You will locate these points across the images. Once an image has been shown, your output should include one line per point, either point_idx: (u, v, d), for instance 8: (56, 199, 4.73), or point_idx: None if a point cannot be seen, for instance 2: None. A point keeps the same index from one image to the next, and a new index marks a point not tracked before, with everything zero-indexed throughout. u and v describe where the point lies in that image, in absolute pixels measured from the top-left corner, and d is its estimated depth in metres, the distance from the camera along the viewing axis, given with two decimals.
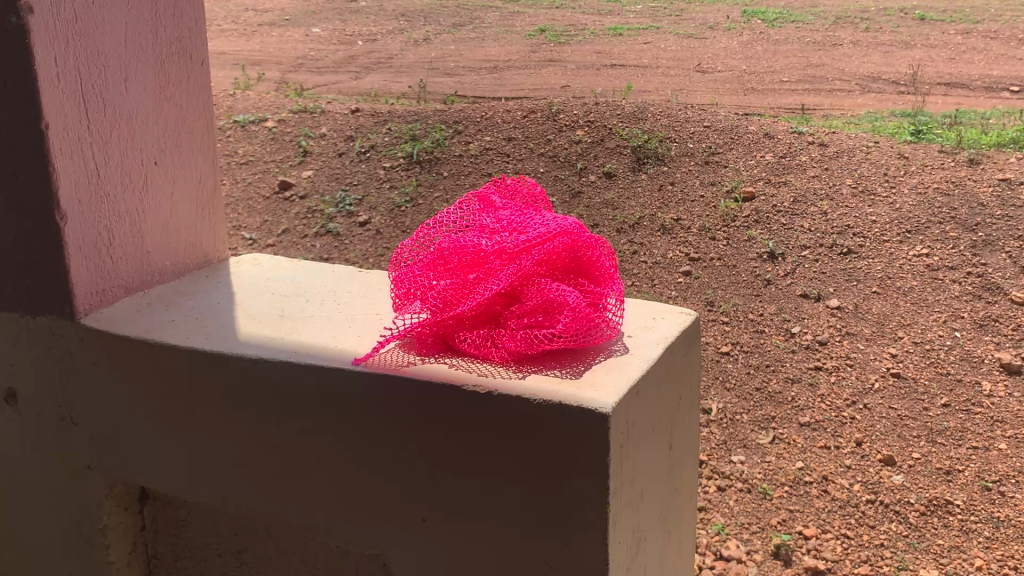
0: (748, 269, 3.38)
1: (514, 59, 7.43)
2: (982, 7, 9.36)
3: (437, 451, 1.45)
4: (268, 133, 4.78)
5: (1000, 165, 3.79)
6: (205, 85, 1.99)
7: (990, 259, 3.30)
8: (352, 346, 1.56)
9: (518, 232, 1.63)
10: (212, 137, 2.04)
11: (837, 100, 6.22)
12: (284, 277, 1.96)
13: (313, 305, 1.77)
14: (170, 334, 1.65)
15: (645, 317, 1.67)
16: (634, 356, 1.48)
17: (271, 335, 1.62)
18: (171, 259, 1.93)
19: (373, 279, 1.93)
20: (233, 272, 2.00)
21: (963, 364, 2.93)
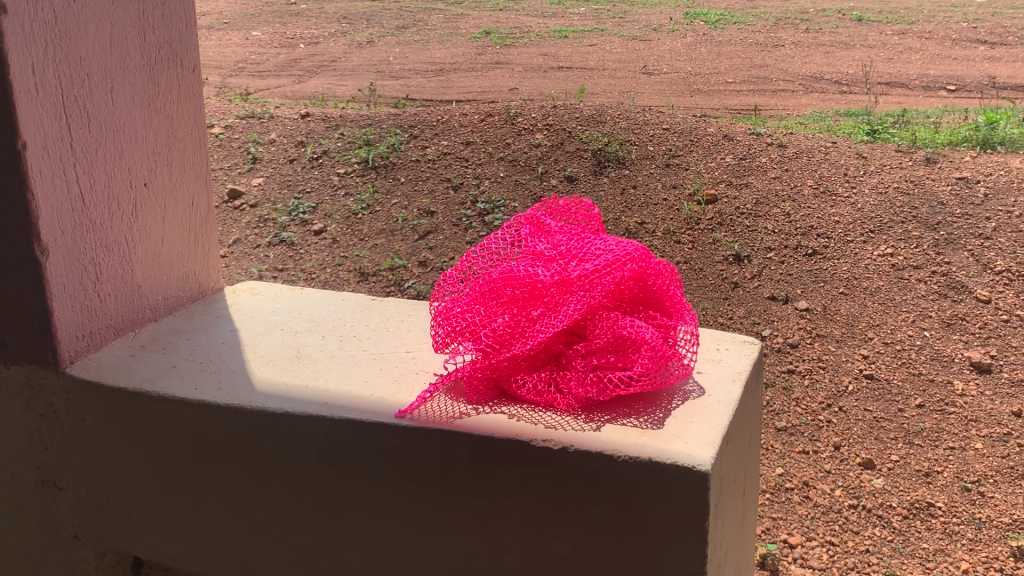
0: (715, 272, 3.33)
1: (460, 62, 7.34)
2: (914, 9, 9.54)
3: (473, 509, 1.39)
4: (215, 140, 4.59)
5: (956, 163, 3.82)
6: (194, 98, 1.92)
7: (953, 257, 3.32)
8: (386, 391, 1.50)
9: (577, 263, 1.57)
10: (203, 155, 1.97)
11: (782, 100, 6.25)
12: (287, 310, 1.90)
13: (334, 344, 1.71)
14: (173, 382, 1.56)
15: (710, 350, 1.65)
16: (715, 398, 1.45)
17: (290, 380, 1.55)
18: (165, 287, 1.85)
19: (391, 310, 1.88)
20: (231, 303, 1.95)
21: (934, 364, 2.93)
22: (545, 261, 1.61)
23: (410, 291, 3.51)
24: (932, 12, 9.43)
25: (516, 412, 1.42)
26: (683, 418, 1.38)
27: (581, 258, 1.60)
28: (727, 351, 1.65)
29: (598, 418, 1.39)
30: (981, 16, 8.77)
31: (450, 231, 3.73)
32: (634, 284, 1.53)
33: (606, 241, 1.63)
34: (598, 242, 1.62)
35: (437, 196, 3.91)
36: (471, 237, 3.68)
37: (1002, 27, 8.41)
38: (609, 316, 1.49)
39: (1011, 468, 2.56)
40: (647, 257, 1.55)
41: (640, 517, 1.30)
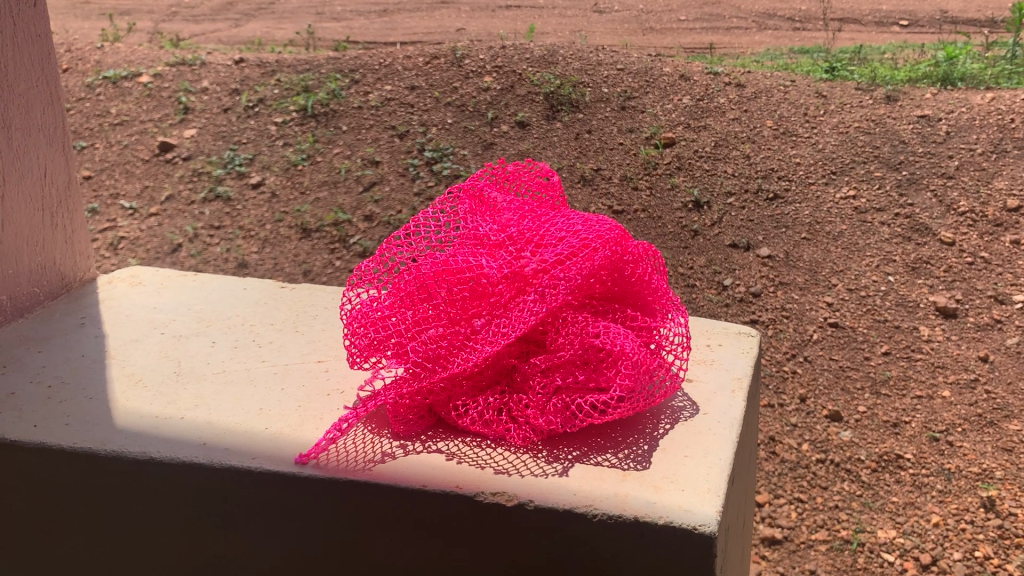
0: (674, 220, 3.21)
1: (404, 2, 7.02)
2: None
3: (371, 546, 1.47)
4: (144, 89, 4.30)
5: (917, 100, 3.71)
6: (31, 61, 1.95)
7: (916, 198, 3.22)
8: (275, 421, 1.56)
9: (526, 256, 1.59)
10: (46, 125, 2.01)
11: (734, 38, 6.08)
12: (174, 307, 1.99)
13: (226, 356, 1.79)
14: (13, 422, 1.57)
15: (704, 347, 1.79)
16: (709, 415, 1.56)
17: (163, 412, 1.60)
18: (13, 273, 1.93)
19: (295, 307, 1.97)
20: (109, 297, 2.05)
21: (900, 310, 2.85)
22: (499, 249, 1.63)
23: (356, 247, 3.34)
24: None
25: (459, 449, 1.47)
26: (674, 452, 1.46)
27: (540, 246, 1.62)
28: (722, 350, 1.77)
29: (569, 453, 1.45)
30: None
31: (395, 183, 3.55)
32: (607, 275, 1.57)
33: (572, 222, 1.65)
34: (561, 226, 1.64)
35: (382, 144, 3.71)
36: (419, 189, 3.51)
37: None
38: (578, 319, 1.53)
39: (979, 416, 2.51)
40: (622, 243, 1.58)
41: (582, 558, 1.38)
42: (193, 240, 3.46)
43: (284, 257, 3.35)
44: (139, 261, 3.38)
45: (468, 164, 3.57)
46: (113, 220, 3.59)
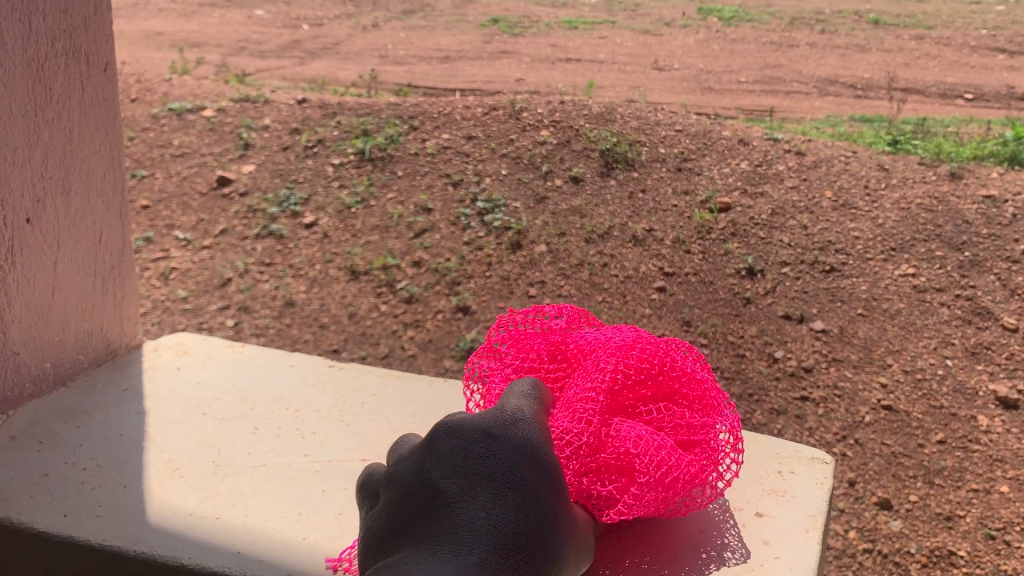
0: (726, 287, 3.17)
1: (467, 50, 7.13)
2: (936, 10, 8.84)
3: None
4: (207, 124, 4.40)
5: (983, 180, 3.62)
6: (99, 127, 2.00)
7: (979, 281, 3.12)
8: (313, 532, 1.60)
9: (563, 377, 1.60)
10: (104, 191, 2.06)
11: (794, 103, 6.03)
12: (218, 384, 2.04)
13: (268, 447, 1.83)
14: (41, 510, 1.63)
15: (773, 474, 1.84)
16: (781, 559, 1.59)
17: (198, 511, 1.65)
18: (60, 339, 1.95)
19: (341, 392, 2.02)
20: (153, 365, 2.10)
21: (957, 397, 2.75)
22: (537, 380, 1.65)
23: (403, 292, 3.33)
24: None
25: None
26: None
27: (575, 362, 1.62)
28: (794, 479, 1.82)
29: None
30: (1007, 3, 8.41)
31: (446, 230, 3.55)
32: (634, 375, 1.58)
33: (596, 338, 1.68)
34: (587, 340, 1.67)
35: (436, 192, 3.73)
36: (469, 238, 3.50)
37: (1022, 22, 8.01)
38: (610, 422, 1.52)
39: None
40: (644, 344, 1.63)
41: None
42: (243, 276, 3.48)
43: (331, 298, 3.35)
44: (188, 293, 3.42)
45: (520, 216, 3.57)
46: (167, 251, 3.64)
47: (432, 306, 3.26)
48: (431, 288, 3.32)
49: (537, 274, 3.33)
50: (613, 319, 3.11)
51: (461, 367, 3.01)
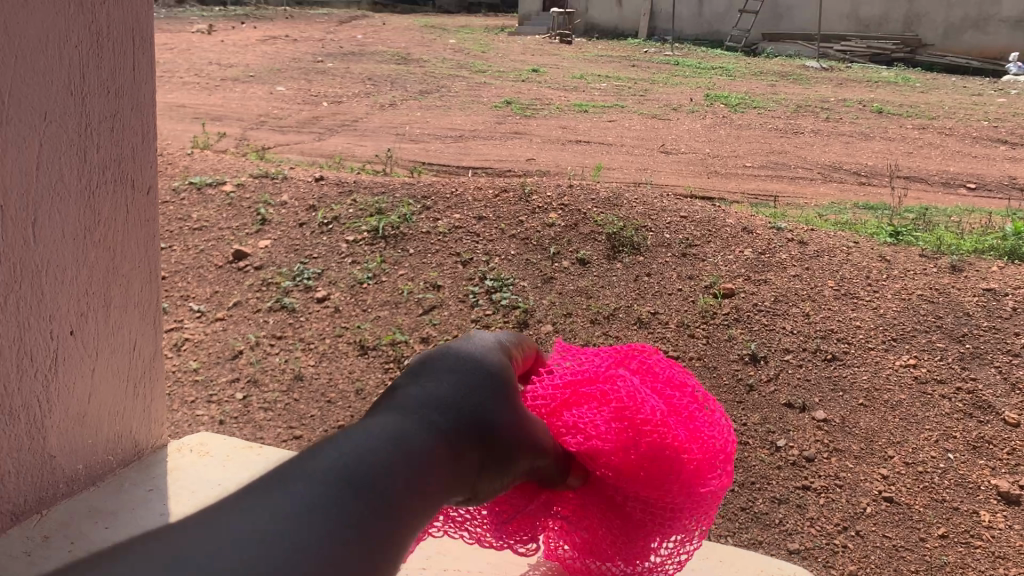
0: (729, 372, 3.20)
1: (480, 129, 7.31)
2: (939, 92, 8.92)
3: None
4: (225, 198, 4.51)
5: (983, 273, 3.68)
6: (143, 238, 1.95)
7: (979, 374, 3.13)
8: None
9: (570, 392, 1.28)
10: (146, 301, 1.99)
11: (799, 188, 6.13)
12: (235, 478, 1.98)
13: None
14: None
15: None
16: None
17: None
18: (92, 444, 1.87)
19: None
20: (169, 463, 2.04)
21: (958, 491, 2.74)
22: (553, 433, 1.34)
23: None
24: (959, 85, 9.19)
25: None
26: None
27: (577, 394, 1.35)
28: None
29: None
30: (1008, 96, 8.57)
31: (454, 307, 3.60)
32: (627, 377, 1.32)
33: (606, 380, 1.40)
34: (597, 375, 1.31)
35: (446, 270, 3.80)
36: (476, 315, 3.55)
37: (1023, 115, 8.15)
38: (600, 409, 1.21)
39: None
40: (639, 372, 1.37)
41: None
42: (254, 348, 3.53)
43: (338, 372, 3.39)
44: (199, 364, 3.47)
45: (528, 295, 3.62)
46: (181, 322, 3.70)
47: None
48: None
49: None
50: None
51: None
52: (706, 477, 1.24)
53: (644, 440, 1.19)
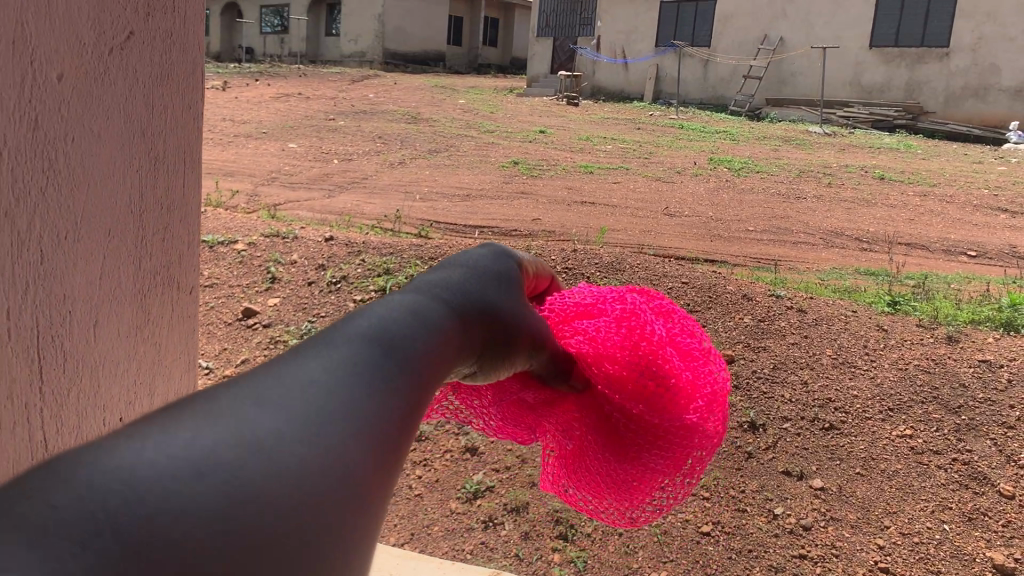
0: (728, 438, 3.25)
1: (487, 189, 7.47)
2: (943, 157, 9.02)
3: None
4: (237, 256, 4.62)
5: (979, 344, 3.73)
6: None
7: (975, 445, 3.15)
8: None
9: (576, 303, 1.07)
10: None
11: (800, 253, 6.20)
12: None
13: None
14: None
15: None
16: None
17: None
18: None
19: None
20: None
21: (954, 562, 2.75)
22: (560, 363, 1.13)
23: None
24: (961, 152, 9.30)
25: None
26: None
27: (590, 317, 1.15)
28: None
29: None
30: (1009, 164, 8.67)
31: None
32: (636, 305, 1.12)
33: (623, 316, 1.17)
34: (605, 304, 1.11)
35: None
36: None
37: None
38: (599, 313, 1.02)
39: None
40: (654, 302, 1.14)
41: None
42: None
43: None
44: None
45: None
46: None
47: (440, 446, 3.38)
48: (441, 427, 3.46)
49: None
50: None
51: (465, 508, 3.06)
52: (707, 432, 1.00)
53: (643, 361, 0.96)
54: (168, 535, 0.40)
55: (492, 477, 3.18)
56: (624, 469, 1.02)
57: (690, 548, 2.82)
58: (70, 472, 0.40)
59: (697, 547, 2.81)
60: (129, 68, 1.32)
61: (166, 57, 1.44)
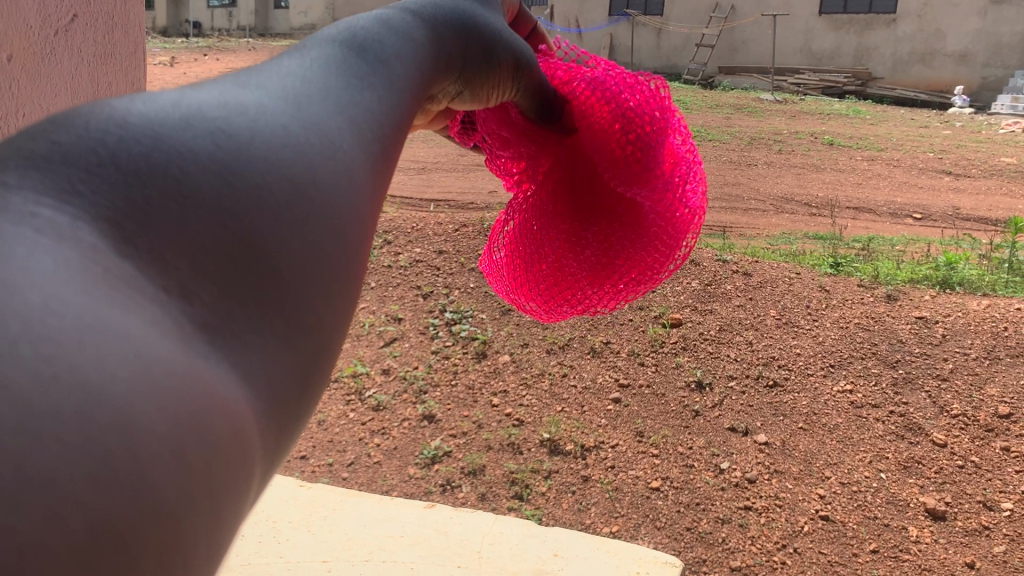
0: (677, 399, 3.36)
1: (442, 162, 7.61)
2: (888, 120, 9.15)
3: None
4: None
5: (916, 302, 3.88)
6: None
7: (911, 398, 3.30)
8: None
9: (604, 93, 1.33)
10: None
11: (751, 219, 6.29)
12: None
13: None
14: None
15: None
16: None
17: None
18: None
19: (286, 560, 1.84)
20: None
21: (890, 508, 2.89)
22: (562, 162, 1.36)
23: (371, 400, 3.55)
24: (908, 117, 9.43)
25: None
26: None
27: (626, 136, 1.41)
28: None
29: None
30: (954, 127, 8.82)
31: (415, 338, 3.87)
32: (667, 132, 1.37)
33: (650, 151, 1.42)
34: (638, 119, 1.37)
35: (406, 302, 4.09)
36: (436, 347, 3.80)
37: (966, 146, 8.39)
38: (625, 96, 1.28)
39: None
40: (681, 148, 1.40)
41: None
42: None
43: None
44: None
45: (486, 326, 3.86)
46: None
47: (399, 414, 3.45)
48: (398, 397, 3.55)
49: (500, 385, 3.54)
50: (570, 428, 3.26)
51: (424, 472, 3.14)
52: (652, 230, 1.27)
53: (634, 132, 1.25)
54: (166, 172, 0.54)
55: (450, 443, 3.26)
56: (562, 230, 1.28)
57: (640, 504, 2.93)
58: (85, 127, 0.54)
59: (646, 501, 2.92)
60: (74, 46, 1.90)
61: (105, 35, 2.01)
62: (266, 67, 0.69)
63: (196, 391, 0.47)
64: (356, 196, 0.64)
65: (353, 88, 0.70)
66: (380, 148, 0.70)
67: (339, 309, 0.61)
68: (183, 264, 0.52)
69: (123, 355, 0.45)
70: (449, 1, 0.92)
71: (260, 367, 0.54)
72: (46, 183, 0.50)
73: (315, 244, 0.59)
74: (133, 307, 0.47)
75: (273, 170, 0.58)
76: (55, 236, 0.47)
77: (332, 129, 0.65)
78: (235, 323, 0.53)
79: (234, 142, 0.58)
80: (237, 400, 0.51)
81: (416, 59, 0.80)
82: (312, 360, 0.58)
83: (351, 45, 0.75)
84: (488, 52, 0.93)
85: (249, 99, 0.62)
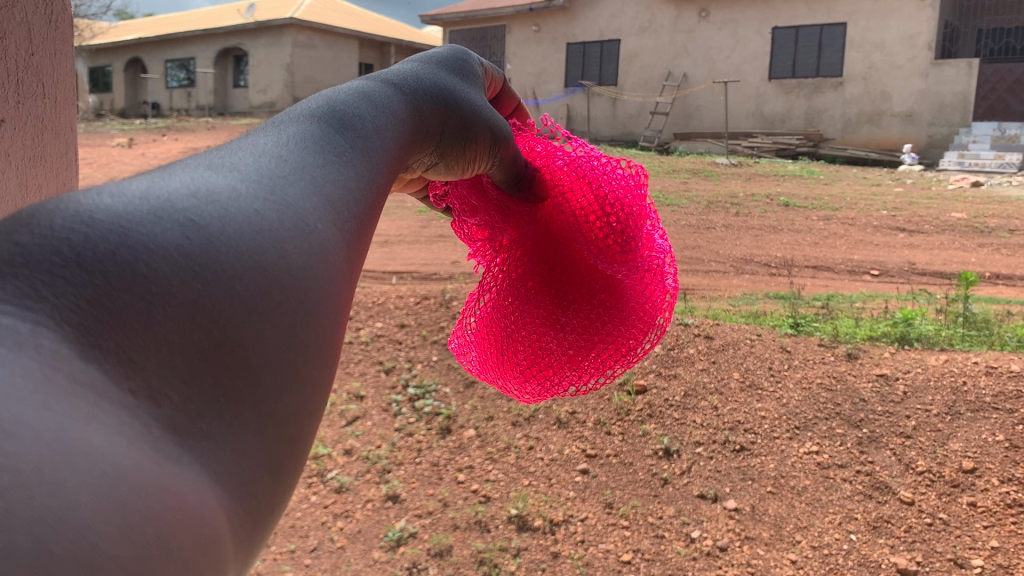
0: (644, 466, 3.35)
1: (405, 234, 7.64)
2: (839, 178, 9.33)
3: None
4: None
5: (877, 359, 3.90)
6: None
7: (877, 456, 3.29)
8: None
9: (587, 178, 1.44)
10: None
11: (713, 279, 6.27)
12: None
13: None
14: None
15: None
16: None
17: None
18: None
19: None
20: None
21: (862, 569, 2.84)
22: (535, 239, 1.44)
23: (332, 482, 3.48)
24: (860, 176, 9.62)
25: None
26: None
27: None
28: None
29: None
30: (905, 185, 8.99)
31: (378, 416, 3.83)
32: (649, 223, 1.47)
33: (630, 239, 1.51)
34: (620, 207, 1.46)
35: (369, 379, 4.05)
36: (400, 424, 3.77)
37: (919, 203, 8.53)
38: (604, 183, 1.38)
39: None
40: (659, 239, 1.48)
41: None
42: None
43: None
44: None
45: (450, 401, 3.85)
46: None
47: (363, 496, 3.38)
48: (362, 477, 3.48)
49: (466, 460, 3.50)
50: (539, 502, 3.22)
51: (389, 555, 3.04)
52: (628, 311, 1.34)
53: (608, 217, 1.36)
54: (134, 266, 0.54)
55: (415, 524, 3.18)
56: (536, 310, 1.33)
57: None
58: (49, 222, 0.55)
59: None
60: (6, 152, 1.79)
61: (35, 138, 1.92)
62: (240, 146, 0.71)
63: (159, 505, 0.49)
64: (332, 280, 0.66)
65: (329, 166, 0.72)
66: (355, 225, 0.72)
67: (313, 393, 0.63)
68: (151, 361, 0.53)
69: (84, 480, 0.46)
70: (426, 74, 0.95)
71: (228, 463, 0.55)
72: (7, 288, 0.50)
73: (286, 329, 0.61)
74: (97, 419, 0.48)
75: (245, 260, 0.60)
76: (16, 346, 0.48)
77: (306, 210, 0.67)
78: (205, 422, 0.54)
79: (204, 232, 0.59)
80: (208, 501, 0.52)
81: (394, 135, 0.83)
82: (282, 441, 0.60)
83: (329, 121, 0.77)
84: (463, 127, 0.97)
85: (221, 183, 0.64)
